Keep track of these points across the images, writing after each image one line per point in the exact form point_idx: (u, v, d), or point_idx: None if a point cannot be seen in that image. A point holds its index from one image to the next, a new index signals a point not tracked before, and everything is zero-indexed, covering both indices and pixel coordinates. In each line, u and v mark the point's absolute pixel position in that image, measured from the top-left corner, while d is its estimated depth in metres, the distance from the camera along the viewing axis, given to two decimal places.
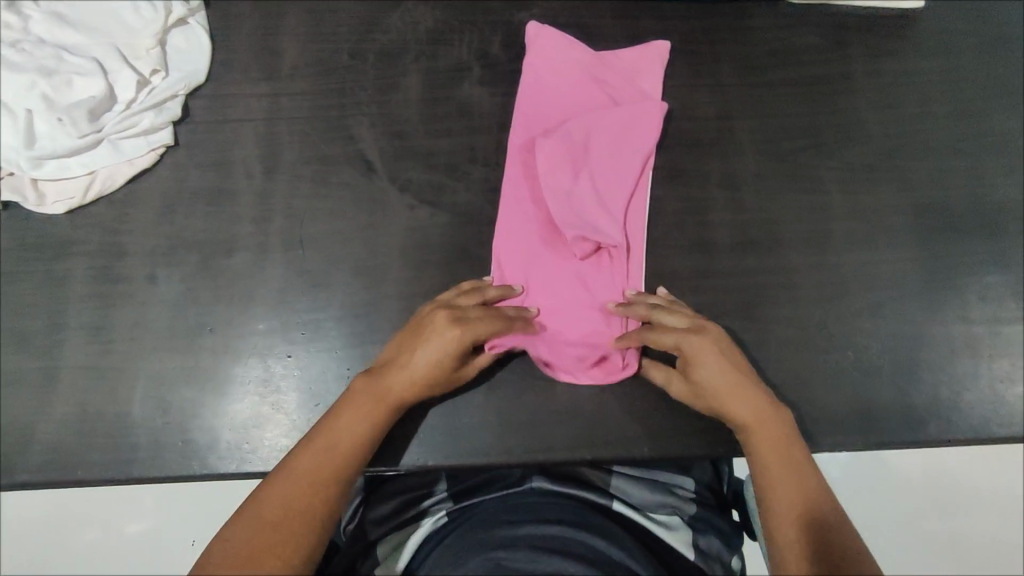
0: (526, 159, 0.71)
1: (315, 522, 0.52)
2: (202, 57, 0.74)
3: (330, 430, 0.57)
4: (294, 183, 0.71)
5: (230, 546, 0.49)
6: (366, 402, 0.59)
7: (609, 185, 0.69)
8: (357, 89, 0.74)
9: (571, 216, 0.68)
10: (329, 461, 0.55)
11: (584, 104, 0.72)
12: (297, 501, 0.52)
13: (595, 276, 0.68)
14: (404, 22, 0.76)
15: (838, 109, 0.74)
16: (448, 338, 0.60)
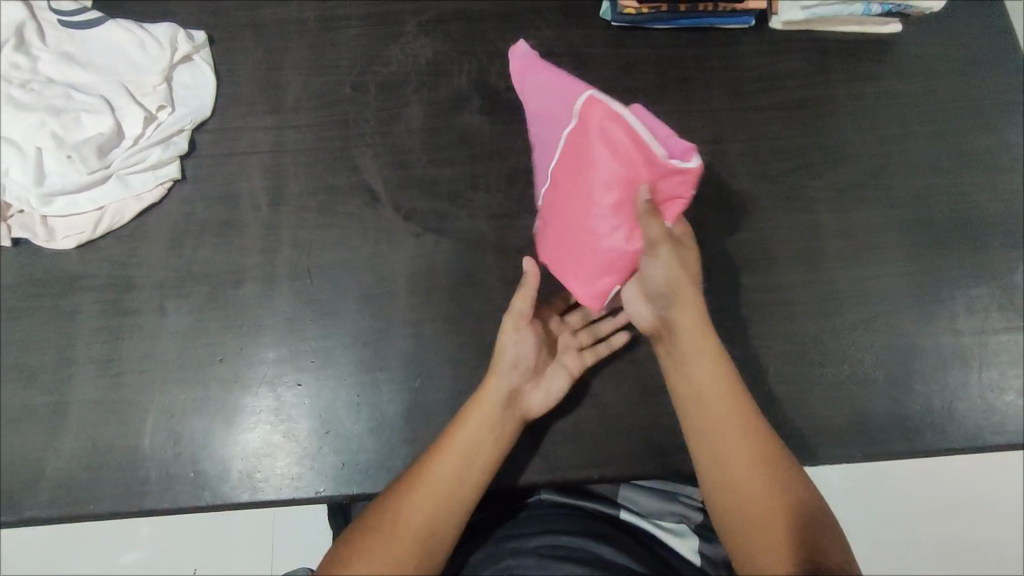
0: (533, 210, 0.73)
1: (444, 521, 0.55)
2: (207, 92, 0.76)
3: (459, 437, 0.60)
4: (301, 213, 0.73)
5: (369, 538, 0.53)
6: (485, 410, 0.61)
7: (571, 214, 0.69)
8: (361, 121, 0.76)
9: (573, 247, 0.66)
10: (460, 462, 0.58)
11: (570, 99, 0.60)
12: (408, 518, 0.54)
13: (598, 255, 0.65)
14: (404, 54, 0.79)
15: (824, 131, 0.77)
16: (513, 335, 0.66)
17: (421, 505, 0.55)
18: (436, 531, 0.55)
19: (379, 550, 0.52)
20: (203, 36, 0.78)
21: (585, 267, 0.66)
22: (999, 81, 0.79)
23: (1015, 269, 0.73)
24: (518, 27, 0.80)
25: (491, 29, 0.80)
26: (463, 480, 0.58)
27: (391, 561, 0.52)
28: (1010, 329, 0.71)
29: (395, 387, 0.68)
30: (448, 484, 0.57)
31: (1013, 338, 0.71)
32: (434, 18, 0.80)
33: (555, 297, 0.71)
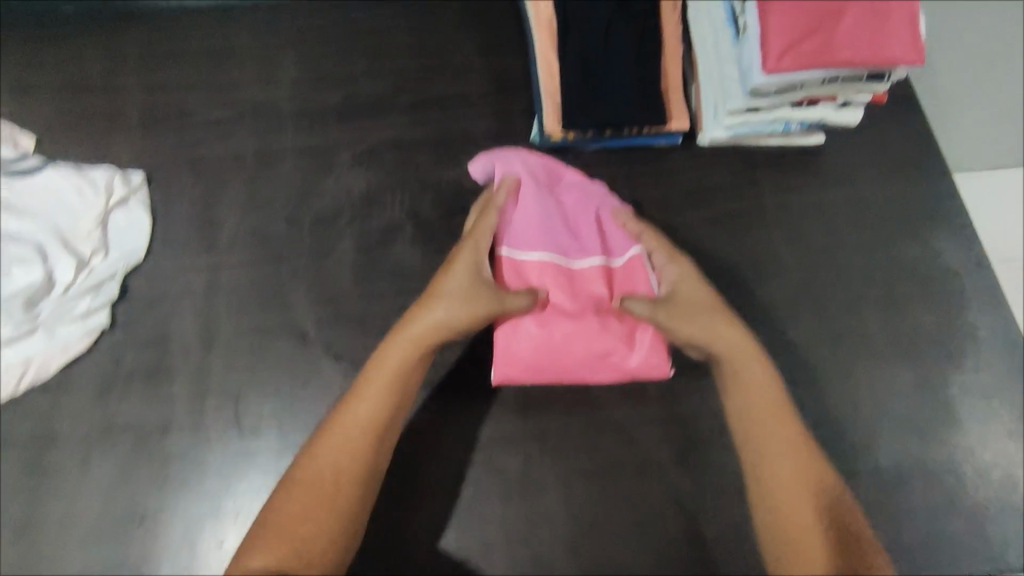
0: (504, 238, 0.70)
1: (359, 475, 0.59)
2: (141, 235, 0.77)
3: (374, 380, 0.62)
4: (230, 356, 0.72)
5: (289, 505, 0.57)
6: (399, 356, 0.63)
7: (543, 278, 0.68)
8: (294, 256, 0.77)
9: (536, 329, 0.66)
10: (380, 408, 0.61)
11: (630, 254, 0.71)
12: (328, 472, 0.58)
13: (570, 351, 0.66)
14: (338, 186, 0.80)
15: (755, 246, 0.78)
16: (454, 286, 0.64)
17: (335, 461, 0.59)
18: (356, 485, 0.59)
19: (298, 513, 0.57)
20: (140, 178, 0.80)
21: (526, 346, 0.66)
22: (927, 188, 0.80)
23: (953, 381, 0.72)
24: (449, 154, 0.82)
25: (424, 157, 0.82)
26: (386, 421, 0.61)
27: (316, 513, 0.57)
28: (954, 447, 0.70)
29: None
30: (371, 427, 0.60)
31: (955, 456, 0.69)
32: (369, 150, 0.82)
33: (486, 434, 0.69)
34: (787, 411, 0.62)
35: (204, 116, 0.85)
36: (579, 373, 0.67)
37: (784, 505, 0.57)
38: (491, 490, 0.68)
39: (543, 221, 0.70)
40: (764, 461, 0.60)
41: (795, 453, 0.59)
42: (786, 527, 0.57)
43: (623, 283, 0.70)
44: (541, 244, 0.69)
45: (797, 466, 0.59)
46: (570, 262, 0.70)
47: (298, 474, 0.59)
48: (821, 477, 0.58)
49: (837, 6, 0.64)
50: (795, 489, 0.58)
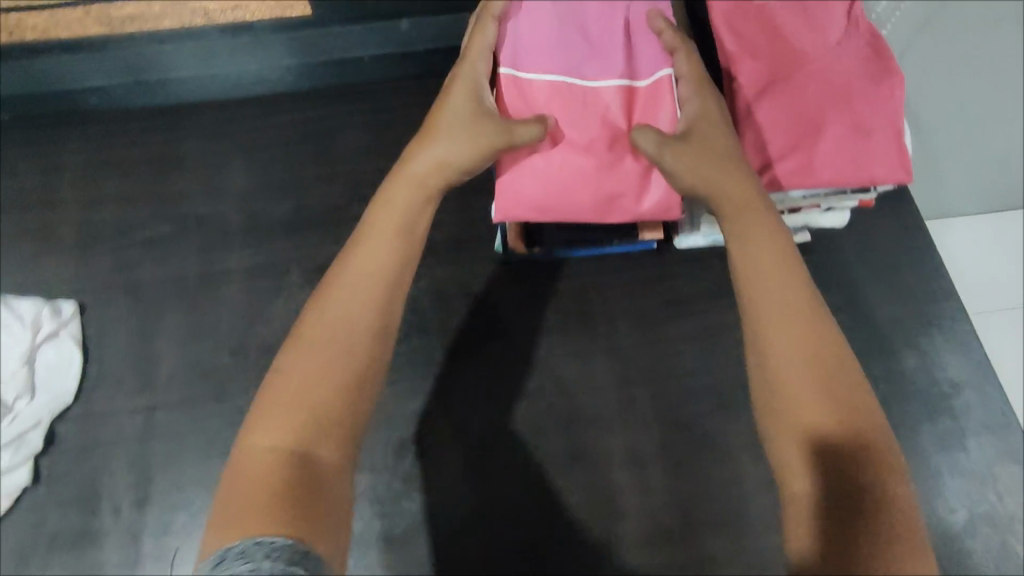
0: (508, 52, 0.60)
1: (371, 298, 0.52)
2: (71, 373, 0.71)
3: (375, 227, 0.55)
4: (167, 512, 0.66)
5: (290, 377, 0.48)
6: (408, 189, 0.58)
7: (549, 89, 0.60)
8: (239, 392, 0.71)
9: (540, 162, 0.60)
10: (394, 239, 0.55)
11: (657, 77, 0.60)
12: (339, 325, 0.50)
13: (573, 175, 0.61)
14: (288, 310, 0.75)
15: (736, 364, 0.73)
16: (456, 116, 0.58)
17: (344, 296, 0.52)
18: (366, 336, 0.51)
19: (304, 386, 0.48)
20: (72, 308, 0.74)
21: (528, 187, 0.61)
22: (918, 290, 0.76)
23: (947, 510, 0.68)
24: None
25: None
26: (396, 273, 0.54)
27: (323, 375, 0.48)
28: None
29: None
30: (378, 262, 0.53)
31: None
32: (321, 268, 0.77)
33: None
34: (814, 312, 0.50)
35: (146, 234, 0.80)
36: (585, 200, 0.61)
37: (794, 423, 0.46)
38: None
39: (553, 28, 0.60)
40: (770, 352, 0.49)
41: (807, 345, 0.48)
42: (784, 430, 0.47)
43: (644, 98, 0.60)
44: (550, 66, 0.60)
45: (808, 370, 0.47)
46: (584, 75, 0.60)
47: (297, 342, 0.50)
48: (836, 377, 0.47)
49: (815, 121, 0.60)
50: (795, 377, 0.47)
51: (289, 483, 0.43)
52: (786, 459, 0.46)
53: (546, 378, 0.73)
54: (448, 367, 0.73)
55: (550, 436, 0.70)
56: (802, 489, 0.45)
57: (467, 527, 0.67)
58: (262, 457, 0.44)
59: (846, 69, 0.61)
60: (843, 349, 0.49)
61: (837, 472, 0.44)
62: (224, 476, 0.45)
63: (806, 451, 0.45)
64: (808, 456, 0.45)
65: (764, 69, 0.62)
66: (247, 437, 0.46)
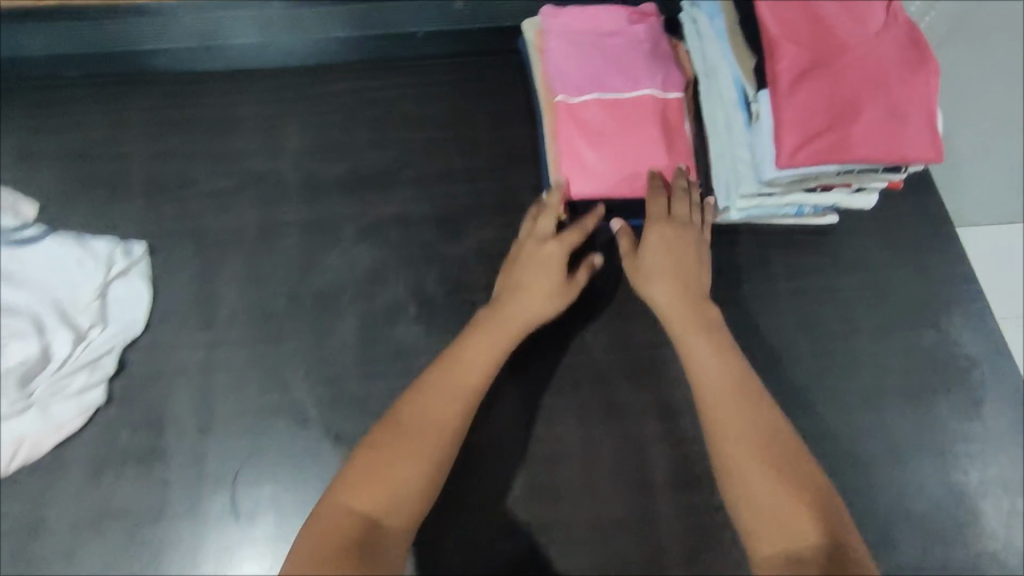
0: (562, 87, 0.78)
1: (466, 404, 0.62)
2: (140, 307, 0.76)
3: (465, 352, 0.65)
4: (228, 439, 0.71)
5: (377, 452, 0.58)
6: (497, 330, 0.67)
7: (596, 105, 0.76)
8: (295, 334, 0.75)
9: (592, 154, 0.75)
10: (487, 363, 0.65)
11: (674, 96, 0.78)
12: (432, 424, 0.60)
13: (617, 165, 0.75)
14: (342, 262, 0.79)
15: (769, 332, 0.77)
16: (551, 278, 0.69)
17: (436, 396, 0.62)
18: (450, 439, 0.60)
19: (385, 466, 0.57)
20: (142, 248, 0.79)
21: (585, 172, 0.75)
22: (942, 271, 0.80)
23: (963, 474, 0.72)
24: (454, 229, 0.81)
25: (429, 232, 0.81)
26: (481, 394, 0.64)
27: (415, 462, 0.58)
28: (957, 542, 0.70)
29: None
30: (472, 381, 0.64)
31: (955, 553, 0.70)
32: (373, 224, 0.81)
33: (497, 520, 0.71)
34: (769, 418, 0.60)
35: (208, 186, 0.84)
36: (630, 182, 0.75)
37: (770, 503, 0.55)
38: None
39: (594, 65, 0.78)
40: (726, 434, 0.60)
41: (753, 420, 0.60)
42: (751, 501, 0.56)
43: (666, 109, 0.77)
44: (594, 90, 0.77)
45: (770, 450, 0.58)
46: (620, 93, 0.77)
47: (383, 429, 0.60)
48: (795, 456, 0.58)
49: (852, 104, 0.65)
50: (761, 469, 0.57)
51: (359, 544, 0.52)
52: (762, 523, 0.55)
53: (584, 337, 0.77)
54: None
55: (589, 389, 0.76)
56: (785, 540, 0.53)
57: (507, 468, 0.72)
58: (347, 512, 0.54)
59: (884, 57, 0.65)
60: (780, 420, 0.61)
61: (808, 524, 0.53)
62: (310, 518, 0.55)
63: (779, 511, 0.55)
64: (777, 517, 0.55)
65: (806, 54, 0.66)
66: (336, 492, 0.56)
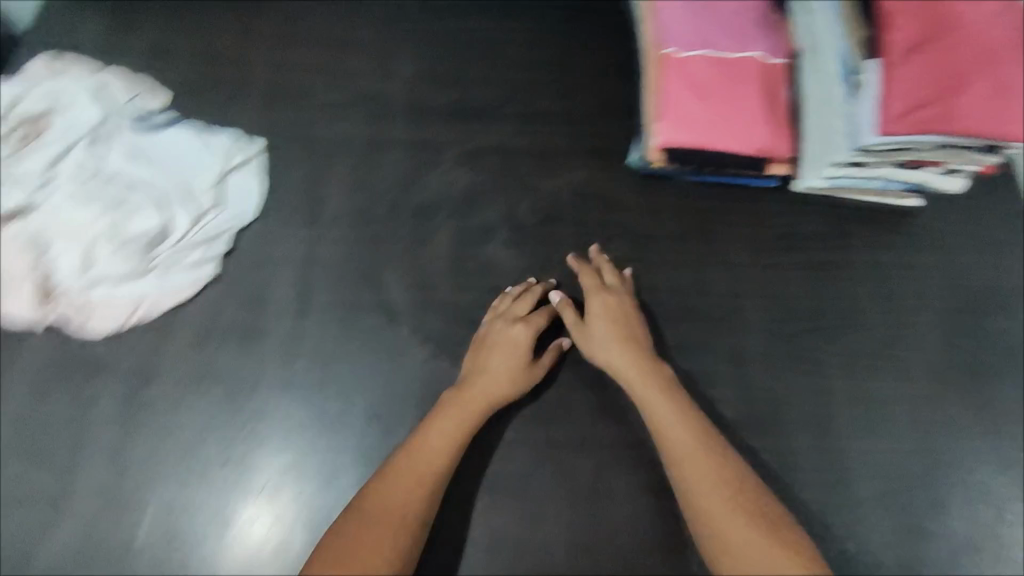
0: (670, 39, 0.81)
1: (428, 478, 0.65)
2: (254, 197, 0.82)
3: (424, 441, 0.67)
4: (324, 324, 0.76)
5: (342, 535, 0.60)
6: (456, 412, 0.69)
7: (701, 60, 0.80)
8: (395, 239, 0.80)
9: (692, 105, 0.79)
10: (452, 442, 0.68)
11: (779, 60, 0.81)
12: (394, 503, 0.63)
13: (714, 120, 0.79)
14: (442, 180, 0.84)
15: (842, 298, 0.80)
16: (515, 351, 0.73)
17: (400, 477, 0.65)
18: (415, 513, 0.63)
19: (354, 548, 0.59)
20: (263, 143, 0.86)
21: (683, 122, 0.79)
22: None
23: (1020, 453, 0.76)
24: (550, 165, 0.87)
25: (525, 165, 0.86)
26: (446, 467, 0.67)
27: (383, 544, 0.60)
28: (1006, 514, 0.74)
29: None
30: (433, 459, 0.66)
31: (1002, 525, 0.74)
32: (475, 151, 0.87)
33: (565, 434, 0.75)
34: (727, 468, 0.64)
35: (322, 97, 0.89)
36: (725, 137, 0.79)
37: (741, 551, 0.59)
38: (557, 493, 0.74)
39: (703, 22, 0.82)
40: (694, 488, 0.64)
41: (714, 468, 0.64)
42: (730, 550, 0.59)
43: (770, 71, 0.80)
44: (701, 46, 0.81)
45: (730, 496, 0.62)
46: (725, 51, 0.80)
47: (346, 517, 0.62)
48: (753, 498, 0.62)
49: (963, 76, 0.69)
50: (729, 518, 0.61)
51: None
52: (746, 575, 0.58)
53: (664, 278, 0.82)
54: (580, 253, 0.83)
55: (664, 327, 0.80)
56: None
57: (578, 390, 0.77)
58: None
59: (1001, 34, 0.69)
60: (733, 458, 0.65)
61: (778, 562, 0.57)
62: None
63: (754, 553, 0.58)
64: (753, 563, 0.58)
65: (922, 27, 0.72)
66: None
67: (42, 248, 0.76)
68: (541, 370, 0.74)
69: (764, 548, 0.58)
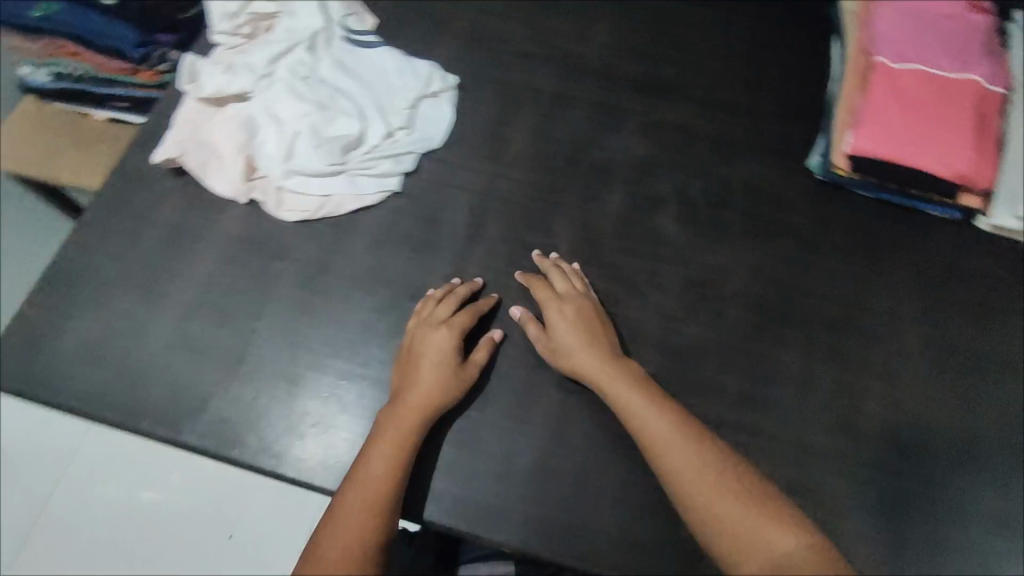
0: (883, 51, 0.83)
1: (387, 484, 0.61)
2: (442, 126, 0.87)
3: (368, 459, 0.63)
4: (491, 255, 0.80)
5: (315, 553, 0.56)
6: (394, 423, 0.65)
7: (911, 76, 0.81)
8: (568, 193, 0.85)
9: (893, 117, 0.79)
10: (401, 447, 0.64)
11: (990, 91, 0.80)
12: (359, 508, 0.59)
13: (914, 134, 0.78)
14: (618, 145, 0.88)
15: (1007, 343, 0.79)
16: (439, 356, 0.70)
17: (359, 492, 0.60)
18: (382, 516, 0.59)
19: (328, 562, 0.55)
20: (454, 81, 0.90)
21: (881, 131, 0.79)
22: None
23: None
24: (725, 153, 0.88)
25: (702, 148, 0.89)
26: (400, 471, 0.63)
27: (355, 554, 0.56)
28: None
29: (530, 443, 0.71)
30: (389, 468, 0.62)
31: None
32: (652, 125, 0.90)
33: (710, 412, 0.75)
34: (704, 450, 0.61)
35: (518, 48, 0.94)
36: (923, 152, 0.78)
37: (740, 531, 0.56)
38: None
39: (919, 41, 0.82)
40: (677, 475, 0.60)
41: (693, 451, 0.61)
42: (732, 535, 0.56)
43: (981, 99, 0.80)
44: (913, 63, 0.81)
45: (715, 475, 0.60)
46: (938, 71, 0.80)
47: (315, 541, 0.58)
48: (739, 474, 0.60)
49: None
50: (720, 501, 0.58)
51: None
52: (753, 556, 0.54)
53: (824, 281, 0.81)
54: (743, 242, 0.83)
55: (818, 329, 0.79)
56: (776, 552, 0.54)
57: (727, 373, 0.76)
58: None
59: None
60: (709, 438, 0.63)
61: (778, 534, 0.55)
62: None
63: (755, 543, 0.55)
64: (755, 543, 0.55)
65: None
66: None
67: (252, 132, 0.82)
68: (473, 370, 0.71)
69: (758, 522, 0.56)
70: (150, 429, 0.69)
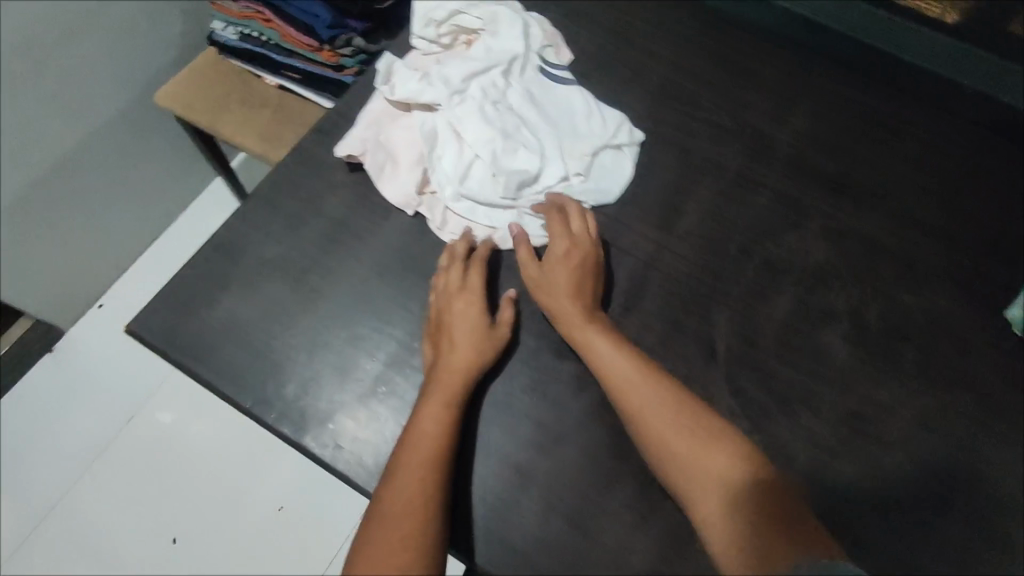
0: None
1: (437, 441, 0.64)
2: (618, 182, 0.83)
3: (417, 426, 0.65)
4: (644, 330, 0.76)
5: (385, 506, 0.60)
6: (439, 394, 0.66)
7: None
8: (735, 282, 0.79)
9: None
10: (445, 403, 0.66)
11: None
12: (418, 461, 0.62)
13: None
14: (798, 244, 0.82)
15: None
16: (470, 318, 0.71)
17: (414, 453, 0.63)
18: (438, 467, 0.63)
19: (400, 514, 0.60)
20: (640, 137, 0.86)
21: None
22: None
23: None
24: (914, 280, 0.81)
25: (888, 268, 0.81)
26: (451, 433, 0.65)
27: (421, 504, 0.60)
28: None
29: (650, 547, 0.66)
30: (433, 425, 0.65)
31: None
32: (838, 230, 0.83)
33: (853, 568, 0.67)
34: (670, 397, 0.67)
35: (710, 115, 0.89)
36: None
37: (704, 470, 0.63)
38: None
39: None
40: (646, 421, 0.66)
41: (662, 402, 0.67)
42: (694, 474, 0.63)
43: None
44: None
45: (675, 419, 0.66)
46: None
47: (381, 496, 0.61)
48: (700, 419, 0.66)
49: None
50: (684, 446, 0.64)
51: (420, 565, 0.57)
52: (713, 489, 0.61)
53: (1003, 452, 0.73)
54: (918, 383, 0.75)
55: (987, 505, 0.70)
56: (728, 482, 0.61)
57: (877, 526, 0.68)
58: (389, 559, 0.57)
59: None
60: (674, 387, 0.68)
61: (730, 468, 0.62)
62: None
63: (707, 474, 0.62)
64: (709, 475, 0.62)
65: None
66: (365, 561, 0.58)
67: (432, 145, 0.80)
68: (505, 331, 0.73)
69: (721, 461, 0.63)
70: (274, 424, 0.68)
